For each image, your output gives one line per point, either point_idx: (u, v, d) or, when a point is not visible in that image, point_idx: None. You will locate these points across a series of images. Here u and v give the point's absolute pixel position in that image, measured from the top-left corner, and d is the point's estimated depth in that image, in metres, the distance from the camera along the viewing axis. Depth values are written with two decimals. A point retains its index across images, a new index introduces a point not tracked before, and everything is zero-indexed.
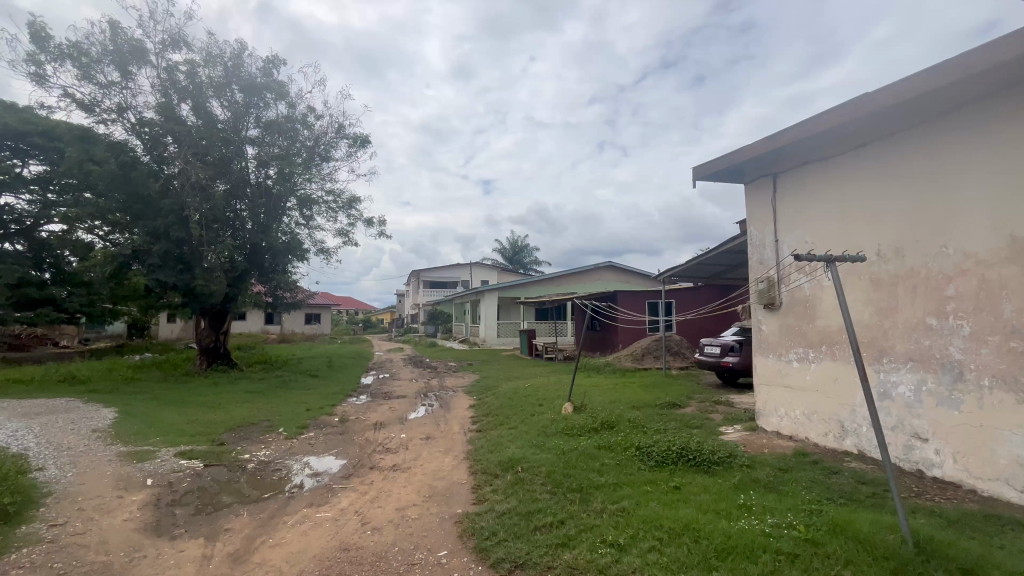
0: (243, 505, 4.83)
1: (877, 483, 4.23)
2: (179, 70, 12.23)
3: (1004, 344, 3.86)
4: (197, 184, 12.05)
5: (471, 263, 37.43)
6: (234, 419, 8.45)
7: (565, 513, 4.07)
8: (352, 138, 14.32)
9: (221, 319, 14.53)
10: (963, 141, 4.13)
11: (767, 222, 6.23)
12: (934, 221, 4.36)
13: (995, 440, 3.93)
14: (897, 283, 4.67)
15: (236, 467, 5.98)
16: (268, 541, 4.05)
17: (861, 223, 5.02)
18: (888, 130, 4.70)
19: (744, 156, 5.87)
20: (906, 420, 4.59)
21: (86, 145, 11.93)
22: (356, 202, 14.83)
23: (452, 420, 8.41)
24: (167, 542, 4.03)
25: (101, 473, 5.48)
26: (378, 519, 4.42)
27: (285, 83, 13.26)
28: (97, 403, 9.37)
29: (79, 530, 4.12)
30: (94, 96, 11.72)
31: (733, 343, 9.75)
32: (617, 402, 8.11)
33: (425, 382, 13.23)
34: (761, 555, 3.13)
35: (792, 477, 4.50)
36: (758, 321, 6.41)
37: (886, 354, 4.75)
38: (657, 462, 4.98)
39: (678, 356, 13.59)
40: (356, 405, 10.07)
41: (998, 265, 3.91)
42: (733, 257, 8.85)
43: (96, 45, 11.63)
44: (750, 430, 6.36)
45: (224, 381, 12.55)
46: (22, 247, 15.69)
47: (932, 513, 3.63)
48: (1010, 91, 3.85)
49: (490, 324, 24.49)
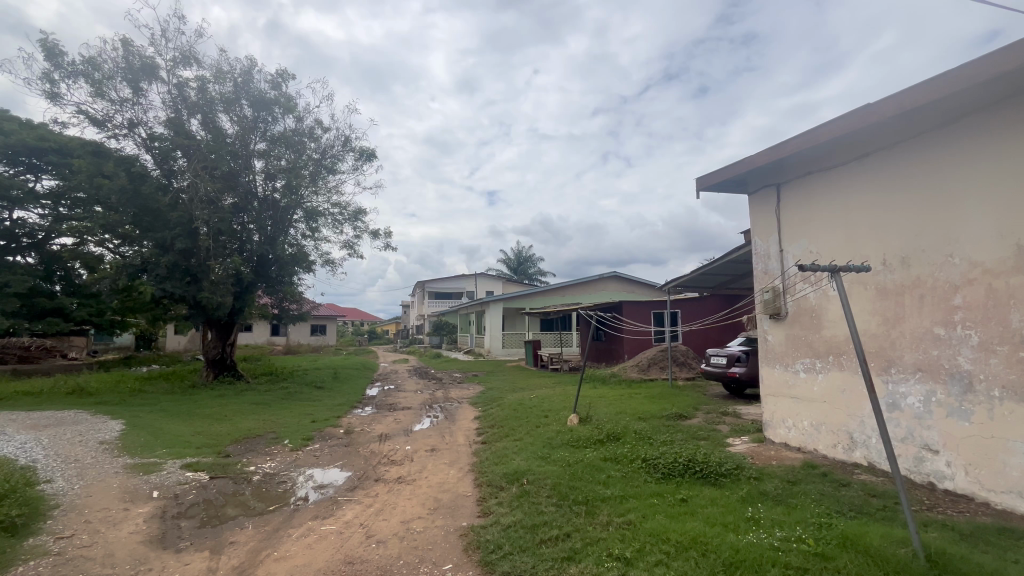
0: (249, 517, 4.85)
1: (888, 496, 4.18)
2: (189, 86, 12.47)
3: (1013, 354, 3.83)
4: (206, 198, 12.20)
5: (477, 274, 37.56)
6: (241, 430, 8.50)
7: (571, 526, 4.04)
8: (358, 151, 14.51)
9: (228, 330, 14.58)
10: (965, 150, 4.16)
11: (771, 231, 6.24)
12: (940, 230, 4.35)
13: (1007, 452, 3.88)
14: (903, 293, 4.65)
15: (242, 479, 5.98)
16: (273, 553, 4.05)
17: (866, 232, 5.02)
18: (891, 141, 4.73)
19: (747, 167, 5.94)
20: (915, 432, 4.54)
21: (98, 159, 12.17)
22: (362, 214, 14.95)
23: (457, 432, 8.38)
24: (173, 555, 4.03)
25: (108, 485, 5.51)
26: (382, 531, 4.40)
27: (293, 98, 13.44)
28: (104, 414, 9.45)
29: (86, 543, 4.12)
30: (106, 112, 11.96)
31: (739, 353, 9.69)
32: (622, 414, 8.01)
33: (430, 393, 13.23)
34: (770, 569, 3.09)
35: (801, 489, 4.44)
36: (765, 332, 6.38)
37: (894, 364, 4.72)
38: (664, 474, 4.95)
39: (684, 367, 13.48)
40: (362, 416, 10.08)
41: (1004, 274, 3.90)
42: (738, 267, 8.83)
43: (109, 62, 11.90)
44: (758, 441, 6.30)
45: (230, 394, 12.50)
46: (33, 260, 15.91)
47: (944, 526, 3.58)
48: (1009, 102, 3.89)
49: (496, 334, 24.38)
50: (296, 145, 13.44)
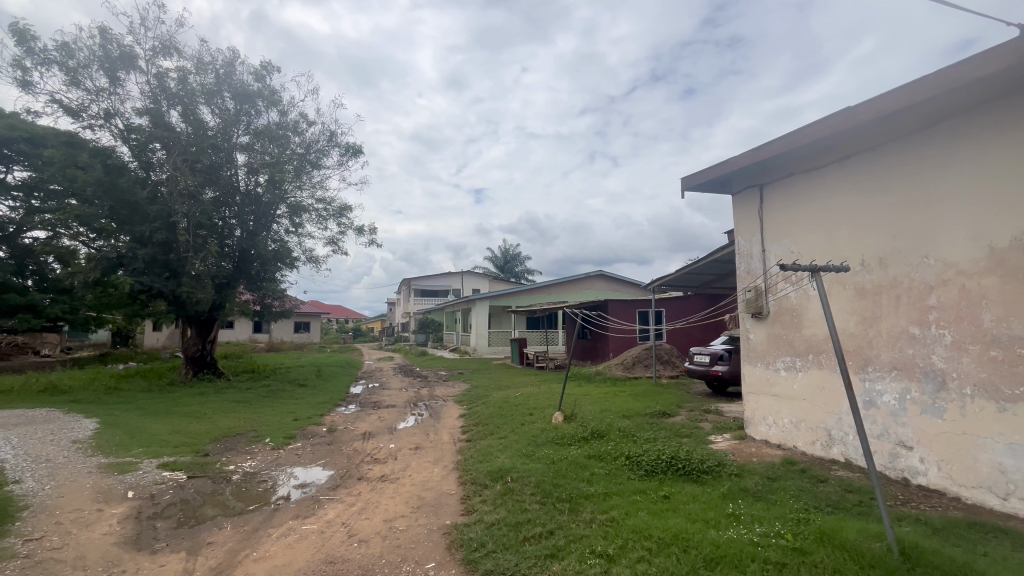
0: (227, 518, 4.74)
1: (864, 492, 4.26)
2: (169, 77, 12.15)
3: (985, 353, 3.94)
4: (186, 192, 11.94)
5: (463, 272, 37.46)
6: (220, 429, 8.33)
7: (555, 524, 4.05)
8: (344, 147, 14.33)
9: (208, 327, 14.32)
10: (942, 154, 4.25)
11: (754, 231, 6.33)
12: (917, 231, 4.45)
13: (976, 448, 4.00)
14: (881, 293, 4.74)
15: (221, 478, 5.87)
16: (251, 554, 3.97)
17: (846, 234, 5.11)
18: (871, 144, 4.81)
19: (731, 168, 6.01)
20: (891, 428, 4.64)
21: (72, 150, 11.84)
22: (347, 210, 14.78)
23: (441, 431, 8.31)
24: (147, 556, 3.94)
25: (81, 486, 5.35)
26: (365, 530, 4.35)
27: (277, 91, 13.27)
28: (77, 413, 9.21)
29: (56, 544, 4.01)
30: (81, 101, 11.61)
31: (722, 352, 9.81)
32: (607, 411, 8.06)
33: (414, 391, 13.18)
34: (749, 564, 3.13)
35: (781, 485, 4.52)
36: (746, 330, 6.47)
37: (871, 362, 4.82)
38: (647, 471, 4.98)
39: (668, 365, 13.60)
40: (345, 415, 9.98)
41: (977, 275, 4.01)
42: (721, 266, 8.93)
43: (84, 50, 11.55)
44: (739, 438, 6.40)
45: (210, 391, 12.28)
46: (3, 254, 15.39)
47: (917, 521, 3.66)
48: (983, 108, 3.99)
49: (482, 332, 24.35)
50: (280, 139, 13.23)
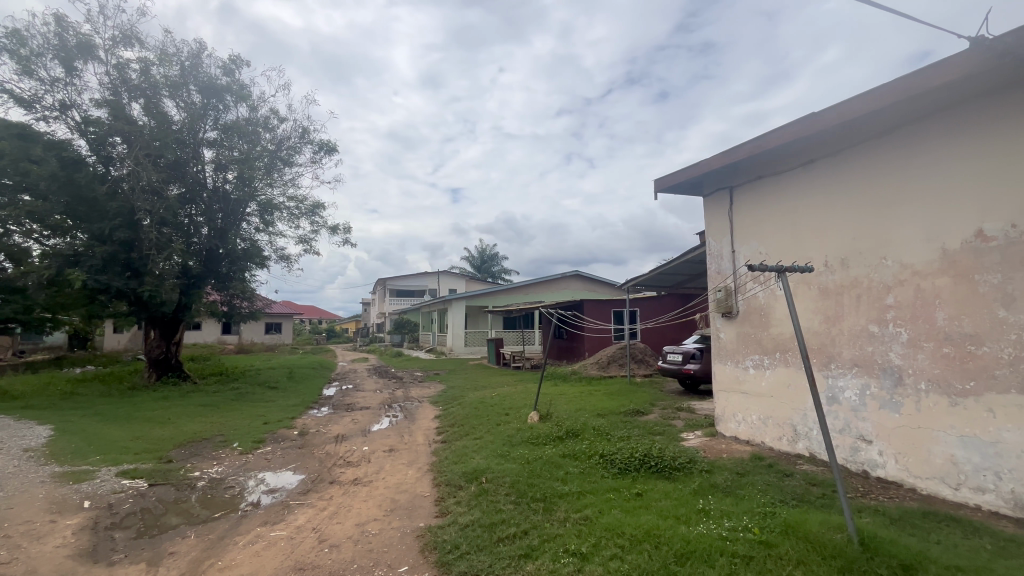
0: (191, 526, 4.57)
1: (826, 485, 4.42)
2: (131, 68, 11.65)
3: (938, 350, 4.13)
4: (149, 188, 11.49)
5: (440, 272, 37.19)
6: (185, 434, 8.03)
7: (529, 524, 4.05)
8: (317, 144, 14.04)
9: (173, 328, 13.80)
10: (900, 160, 4.43)
11: (724, 233, 6.48)
12: (875, 233, 4.63)
13: (931, 441, 4.18)
14: (843, 293, 4.92)
15: (185, 486, 5.65)
16: (217, 563, 3.84)
17: (811, 235, 5.28)
18: (834, 149, 4.98)
19: (702, 170, 6.16)
20: (852, 423, 4.82)
21: (24, 143, 11.22)
22: (320, 209, 14.48)
23: (416, 432, 8.22)
24: (104, 568, 3.77)
25: (32, 496, 5.08)
26: (337, 535, 4.27)
27: (246, 86, 12.91)
28: (29, 419, 8.74)
29: (3, 559, 3.80)
30: (34, 92, 11.02)
31: (694, 351, 10.02)
32: (582, 411, 8.12)
33: (390, 392, 13.00)
34: (718, 558, 3.20)
35: (749, 481, 4.63)
36: (716, 329, 6.61)
37: (834, 360, 4.99)
38: (620, 469, 5.04)
39: (642, 364, 13.79)
40: (317, 417, 9.77)
41: (931, 276, 4.19)
42: (693, 267, 9.10)
43: (37, 38, 10.99)
44: (710, 435, 6.54)
45: (175, 396, 11.81)
46: None
47: (876, 512, 3.81)
48: (936, 116, 4.18)
49: (459, 333, 24.24)
50: (249, 135, 12.86)
